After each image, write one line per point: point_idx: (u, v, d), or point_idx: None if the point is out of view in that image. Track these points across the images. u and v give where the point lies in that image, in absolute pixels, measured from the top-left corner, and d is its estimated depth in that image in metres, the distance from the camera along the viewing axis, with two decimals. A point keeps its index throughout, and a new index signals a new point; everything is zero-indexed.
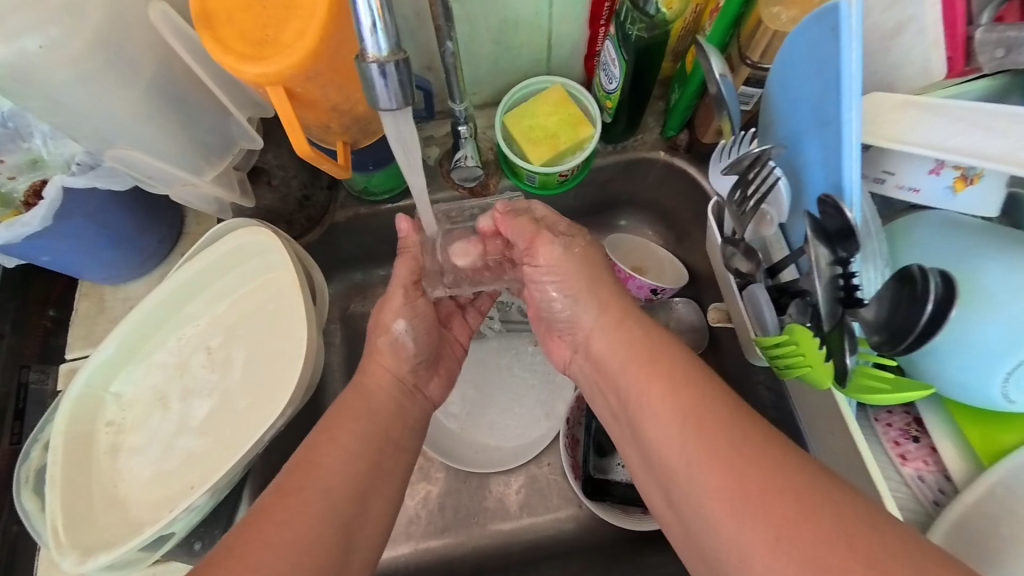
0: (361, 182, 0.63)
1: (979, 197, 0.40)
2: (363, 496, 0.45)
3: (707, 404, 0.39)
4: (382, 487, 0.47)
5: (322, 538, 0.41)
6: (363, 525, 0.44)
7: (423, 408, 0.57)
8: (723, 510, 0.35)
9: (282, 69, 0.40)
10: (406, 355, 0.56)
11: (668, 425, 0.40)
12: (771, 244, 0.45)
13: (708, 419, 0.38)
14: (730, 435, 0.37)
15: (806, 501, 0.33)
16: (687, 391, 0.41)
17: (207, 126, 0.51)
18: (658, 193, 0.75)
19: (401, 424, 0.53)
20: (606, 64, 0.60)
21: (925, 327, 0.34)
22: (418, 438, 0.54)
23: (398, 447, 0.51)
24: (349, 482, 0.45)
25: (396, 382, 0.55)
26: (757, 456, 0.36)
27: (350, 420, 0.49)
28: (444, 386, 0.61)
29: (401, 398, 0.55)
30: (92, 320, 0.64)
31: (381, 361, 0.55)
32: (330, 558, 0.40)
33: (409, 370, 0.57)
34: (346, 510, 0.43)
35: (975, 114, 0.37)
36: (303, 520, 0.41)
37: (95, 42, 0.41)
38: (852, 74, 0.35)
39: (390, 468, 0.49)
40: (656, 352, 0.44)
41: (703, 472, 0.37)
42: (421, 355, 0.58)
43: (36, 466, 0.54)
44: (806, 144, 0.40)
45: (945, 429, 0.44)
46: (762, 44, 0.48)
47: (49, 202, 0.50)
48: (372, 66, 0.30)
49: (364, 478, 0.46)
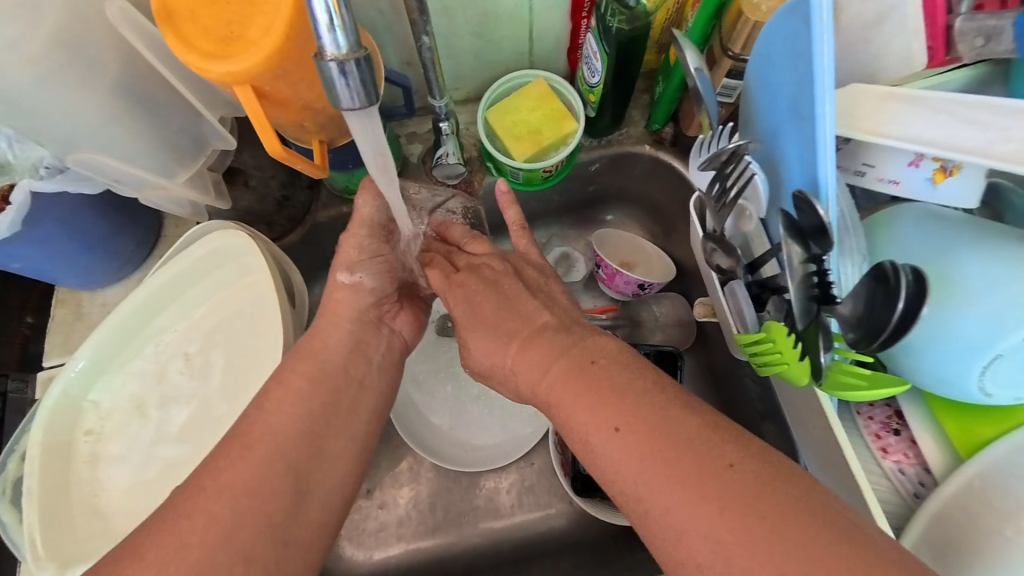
0: (342, 181, 0.62)
1: (960, 188, 0.40)
2: (319, 435, 0.45)
3: (634, 417, 0.37)
4: (337, 428, 0.47)
5: (273, 482, 0.41)
6: (318, 468, 0.44)
7: (390, 343, 0.55)
8: (671, 521, 0.33)
9: (248, 68, 0.39)
10: (367, 288, 0.54)
11: (603, 435, 0.38)
12: (753, 239, 0.44)
13: (641, 423, 0.37)
14: (664, 443, 0.35)
15: (743, 502, 0.32)
16: (618, 402, 0.38)
17: (175, 126, 0.50)
18: (644, 187, 0.74)
19: (362, 360, 0.52)
20: (588, 58, 0.59)
21: (897, 324, 0.34)
22: (385, 374, 0.54)
23: (360, 382, 0.51)
24: (300, 424, 0.45)
25: (358, 320, 0.53)
26: (690, 462, 0.34)
27: (303, 364, 0.49)
28: (414, 324, 0.59)
29: (362, 331, 0.53)
30: (70, 327, 0.63)
31: (339, 298, 0.53)
32: (283, 506, 0.41)
33: (372, 304, 0.54)
34: (321, 466, 0.44)
35: (956, 106, 0.36)
36: (273, 479, 0.41)
37: (55, 42, 0.40)
38: (825, 68, 0.35)
39: (349, 405, 0.49)
40: (588, 360, 0.43)
41: (641, 483, 0.35)
42: (381, 289, 0.55)
43: (12, 478, 0.53)
44: (784, 139, 0.40)
45: (925, 423, 0.44)
46: (743, 36, 0.47)
47: (17, 208, 0.48)
48: (330, 64, 0.29)
49: (314, 416, 0.46)
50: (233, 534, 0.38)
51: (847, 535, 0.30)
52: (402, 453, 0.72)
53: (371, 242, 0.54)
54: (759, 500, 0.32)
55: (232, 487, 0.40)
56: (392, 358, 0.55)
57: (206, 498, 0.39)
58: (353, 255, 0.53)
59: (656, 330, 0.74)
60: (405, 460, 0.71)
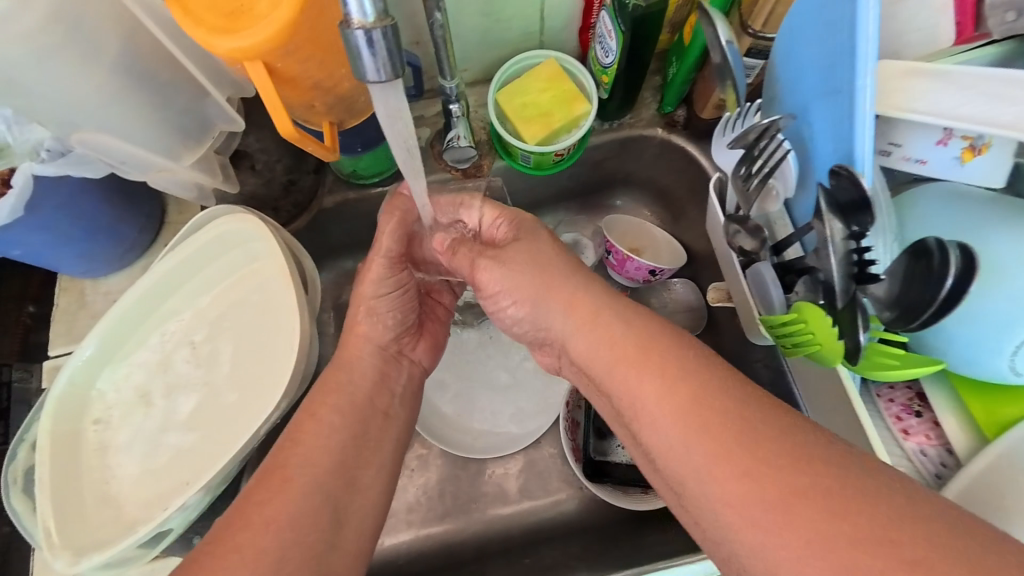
0: (349, 165, 0.61)
1: (988, 166, 0.39)
2: (351, 468, 0.44)
3: (687, 389, 0.36)
4: (370, 458, 0.46)
5: (314, 513, 0.40)
6: (352, 500, 0.43)
7: (411, 373, 0.55)
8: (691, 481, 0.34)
9: (260, 43, 0.37)
10: (388, 323, 0.53)
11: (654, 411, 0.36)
12: (775, 222, 0.44)
13: (694, 395, 0.35)
14: (726, 412, 0.34)
15: (790, 461, 0.31)
16: (666, 375, 0.37)
17: (181, 108, 0.48)
18: (654, 170, 0.73)
19: (365, 376, 0.51)
20: (602, 36, 0.57)
21: (943, 301, 0.35)
22: (406, 405, 0.52)
23: (385, 415, 0.50)
24: (335, 457, 0.44)
25: (378, 354, 0.53)
26: (743, 429, 0.33)
27: (331, 396, 0.48)
28: (432, 349, 0.58)
29: (384, 366, 0.52)
30: (72, 316, 0.62)
31: (359, 333, 0.52)
32: (299, 520, 0.40)
33: (391, 338, 0.54)
34: (310, 467, 0.42)
35: (991, 81, 0.35)
36: (276, 492, 0.40)
37: (52, 17, 0.38)
38: (869, 36, 0.34)
39: (377, 439, 0.48)
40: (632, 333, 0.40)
41: (694, 460, 0.34)
42: (403, 322, 0.55)
43: (23, 467, 0.53)
44: (815, 112, 0.39)
45: (947, 403, 0.44)
46: (765, 11, 0.46)
47: (18, 192, 0.47)
48: (356, 32, 0.28)
49: (347, 450, 0.45)
50: (263, 535, 0.38)
51: (892, 503, 0.29)
52: (412, 442, 0.71)
53: (388, 278, 0.53)
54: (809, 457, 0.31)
55: (273, 518, 0.39)
56: (414, 388, 0.54)
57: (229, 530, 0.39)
58: (370, 294, 0.52)
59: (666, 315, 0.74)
60: (414, 448, 0.71)
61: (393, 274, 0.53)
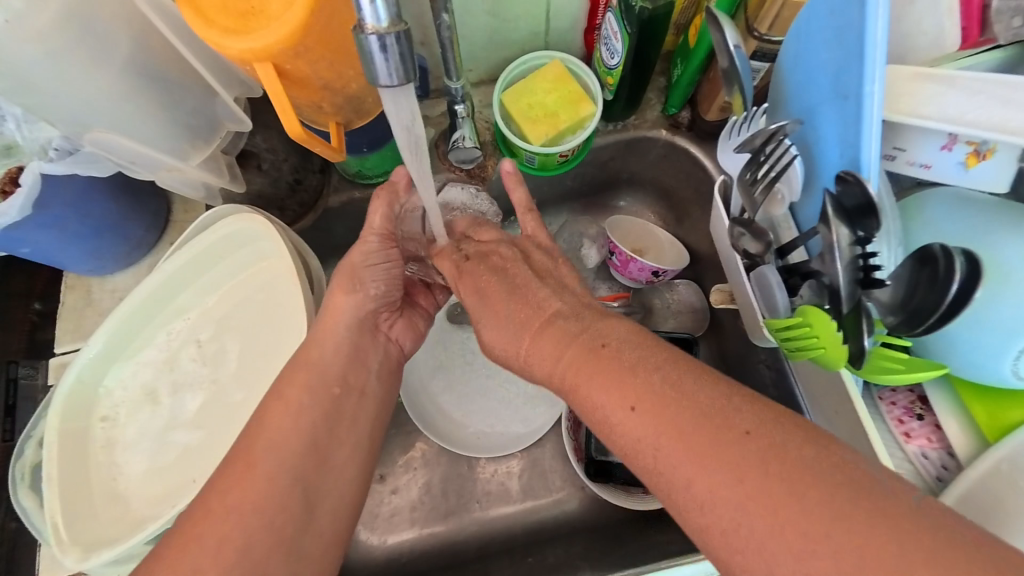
0: (355, 165, 0.61)
1: (993, 171, 0.39)
2: (331, 456, 0.45)
3: (659, 385, 0.35)
4: (347, 443, 0.47)
5: (285, 501, 0.41)
6: (325, 481, 0.44)
7: (387, 351, 0.55)
8: (668, 489, 0.32)
9: (272, 44, 0.38)
10: (371, 293, 0.53)
11: (622, 415, 0.35)
12: (779, 225, 0.45)
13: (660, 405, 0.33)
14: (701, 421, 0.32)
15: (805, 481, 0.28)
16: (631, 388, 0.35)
17: (190, 108, 0.49)
18: (658, 171, 0.73)
19: (368, 375, 0.51)
20: (607, 38, 0.57)
21: (949, 305, 0.35)
22: (387, 390, 0.53)
23: (362, 391, 0.50)
24: (317, 449, 0.44)
25: (355, 326, 0.52)
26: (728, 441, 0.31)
27: (300, 372, 0.48)
28: (410, 332, 0.58)
29: (360, 339, 0.52)
30: (79, 314, 0.62)
31: (338, 302, 0.51)
32: None
33: (370, 311, 0.53)
34: (316, 467, 0.43)
35: (993, 85, 0.36)
36: (276, 490, 0.41)
37: (64, 17, 0.38)
38: (877, 42, 0.34)
39: (351, 413, 0.48)
40: (599, 344, 0.40)
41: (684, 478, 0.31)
42: (385, 296, 0.54)
43: (31, 464, 0.53)
44: (821, 117, 0.39)
45: (949, 406, 0.44)
46: (771, 14, 0.45)
47: (26, 190, 0.47)
48: (370, 37, 0.28)
49: (324, 437, 0.45)
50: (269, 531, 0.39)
51: None
52: (415, 440, 0.72)
53: (378, 249, 0.53)
54: (791, 450, 0.30)
55: (262, 511, 0.39)
56: (391, 366, 0.54)
57: (232, 522, 0.38)
58: (360, 262, 0.52)
59: (669, 316, 0.75)
60: (417, 447, 0.72)
61: (383, 247, 0.53)
